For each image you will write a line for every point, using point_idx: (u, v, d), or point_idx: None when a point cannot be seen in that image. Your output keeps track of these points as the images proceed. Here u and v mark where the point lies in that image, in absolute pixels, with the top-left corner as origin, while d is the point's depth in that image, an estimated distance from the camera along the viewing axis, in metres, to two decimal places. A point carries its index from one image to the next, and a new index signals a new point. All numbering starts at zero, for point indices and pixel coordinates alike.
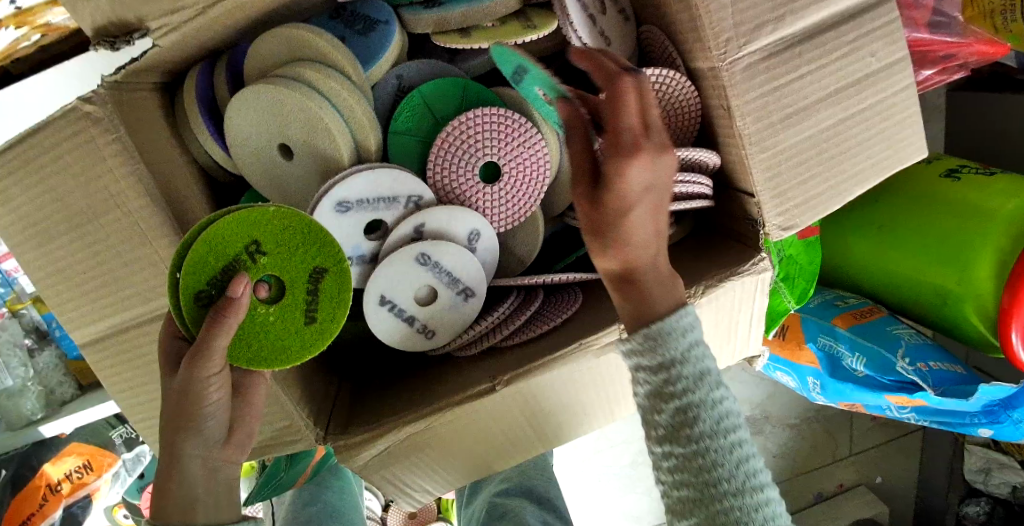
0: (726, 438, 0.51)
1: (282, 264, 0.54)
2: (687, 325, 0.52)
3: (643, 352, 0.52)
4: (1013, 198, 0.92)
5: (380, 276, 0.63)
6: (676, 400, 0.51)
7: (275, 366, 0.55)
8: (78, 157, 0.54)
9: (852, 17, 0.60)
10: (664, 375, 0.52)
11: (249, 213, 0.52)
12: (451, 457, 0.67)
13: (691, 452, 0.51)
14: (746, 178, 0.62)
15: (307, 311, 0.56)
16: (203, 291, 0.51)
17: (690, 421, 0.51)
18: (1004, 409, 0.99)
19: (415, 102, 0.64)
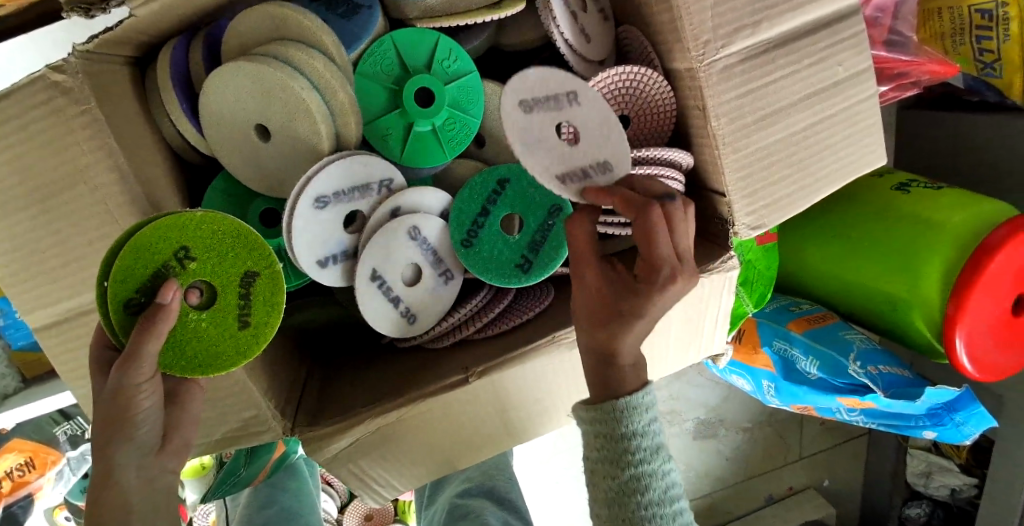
0: (668, 506, 0.58)
1: (213, 269, 0.52)
2: (648, 403, 0.58)
3: (609, 423, 0.58)
4: (959, 210, 0.97)
5: (371, 250, 0.58)
6: (637, 460, 0.57)
7: (209, 372, 0.53)
8: (44, 128, 0.52)
9: (823, 27, 0.64)
10: (624, 446, 0.57)
11: (176, 219, 0.51)
12: (420, 452, 0.67)
13: (638, 518, 0.57)
14: (718, 177, 0.64)
15: (240, 315, 0.54)
16: (134, 298, 0.50)
17: (639, 489, 0.57)
18: (947, 411, 1.05)
19: (387, 47, 0.61)
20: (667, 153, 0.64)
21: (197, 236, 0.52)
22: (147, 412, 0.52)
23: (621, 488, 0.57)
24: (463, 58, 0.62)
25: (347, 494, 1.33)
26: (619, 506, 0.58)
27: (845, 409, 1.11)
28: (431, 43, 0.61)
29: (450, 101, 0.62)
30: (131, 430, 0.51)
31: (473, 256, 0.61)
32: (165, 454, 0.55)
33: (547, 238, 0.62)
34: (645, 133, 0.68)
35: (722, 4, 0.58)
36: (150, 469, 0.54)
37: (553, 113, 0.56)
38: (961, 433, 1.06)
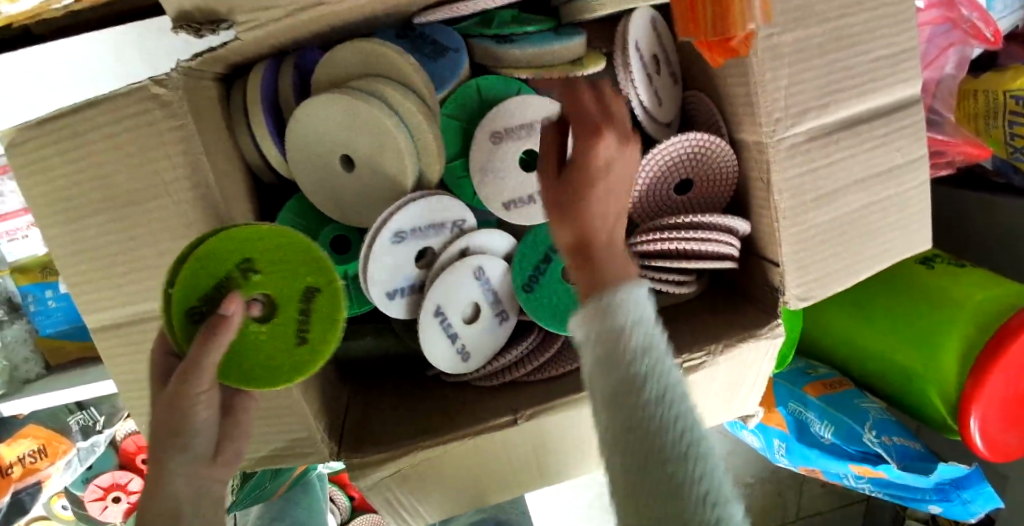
0: (674, 429, 0.40)
1: (274, 282, 0.54)
2: (623, 299, 0.43)
3: (587, 321, 0.43)
4: (981, 290, 0.99)
5: (440, 285, 0.60)
6: (625, 372, 0.41)
7: (264, 385, 0.55)
8: (137, 139, 0.54)
9: (885, 114, 0.66)
10: (607, 345, 0.42)
11: (242, 231, 0.52)
12: (453, 486, 0.67)
13: (633, 444, 0.40)
14: (773, 247, 0.66)
15: (298, 330, 0.55)
16: (196, 307, 0.50)
17: (633, 417, 0.40)
18: (955, 488, 1.06)
19: (470, 91, 0.63)
20: (728, 220, 0.66)
21: (261, 248, 0.53)
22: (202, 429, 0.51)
23: (611, 411, 0.41)
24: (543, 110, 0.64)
25: (349, 512, 1.30)
26: (608, 439, 0.42)
27: (853, 476, 1.11)
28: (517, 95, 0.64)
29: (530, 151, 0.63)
30: (187, 442, 0.49)
31: (531, 302, 0.63)
32: (224, 467, 0.55)
33: None
34: (705, 197, 0.70)
35: (796, 85, 0.61)
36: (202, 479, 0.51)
37: (523, 142, 0.62)
38: (968, 511, 1.07)
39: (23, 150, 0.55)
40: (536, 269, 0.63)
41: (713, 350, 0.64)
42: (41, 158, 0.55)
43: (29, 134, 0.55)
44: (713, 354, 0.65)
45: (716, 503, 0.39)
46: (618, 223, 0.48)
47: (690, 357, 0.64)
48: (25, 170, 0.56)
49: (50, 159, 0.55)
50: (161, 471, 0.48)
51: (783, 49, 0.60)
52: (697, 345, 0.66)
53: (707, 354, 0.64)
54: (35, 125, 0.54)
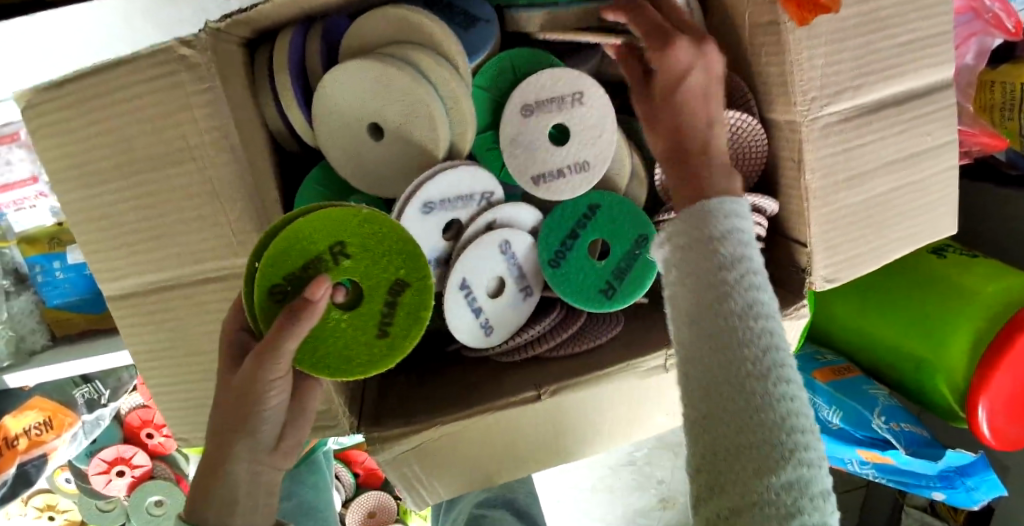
0: (767, 367, 0.44)
1: (364, 270, 0.51)
2: (719, 205, 0.47)
3: (691, 259, 0.47)
4: (994, 281, 0.99)
5: (468, 259, 0.60)
6: (716, 272, 0.46)
7: (338, 376, 0.52)
8: (162, 102, 0.52)
9: (919, 96, 0.65)
10: (712, 283, 0.45)
11: (339, 213, 0.50)
12: (469, 462, 0.67)
13: (729, 379, 0.44)
14: (801, 228, 0.65)
15: (381, 324, 0.53)
16: (280, 286, 0.50)
17: (717, 323, 0.45)
18: (959, 475, 1.06)
19: (502, 63, 0.62)
20: (756, 199, 0.64)
21: (356, 233, 0.51)
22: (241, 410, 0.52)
23: (696, 315, 0.46)
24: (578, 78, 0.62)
25: (352, 489, 1.31)
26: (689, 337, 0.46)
27: (858, 461, 1.12)
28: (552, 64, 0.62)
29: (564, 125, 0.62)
30: (254, 425, 0.52)
31: (557, 278, 0.62)
32: (277, 453, 0.56)
33: (632, 268, 0.62)
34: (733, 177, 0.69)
35: (833, 64, 0.60)
36: (258, 464, 0.54)
37: (552, 115, 0.61)
38: (971, 498, 1.07)
39: (41, 111, 0.53)
40: (563, 246, 0.63)
41: None
42: (59, 120, 0.54)
43: (48, 94, 0.53)
44: None
45: (791, 418, 0.42)
46: (712, 112, 0.53)
47: None
48: (42, 132, 0.54)
49: (70, 121, 0.53)
50: (224, 454, 0.52)
51: (821, 27, 0.58)
52: None
53: None
54: (54, 85, 0.53)
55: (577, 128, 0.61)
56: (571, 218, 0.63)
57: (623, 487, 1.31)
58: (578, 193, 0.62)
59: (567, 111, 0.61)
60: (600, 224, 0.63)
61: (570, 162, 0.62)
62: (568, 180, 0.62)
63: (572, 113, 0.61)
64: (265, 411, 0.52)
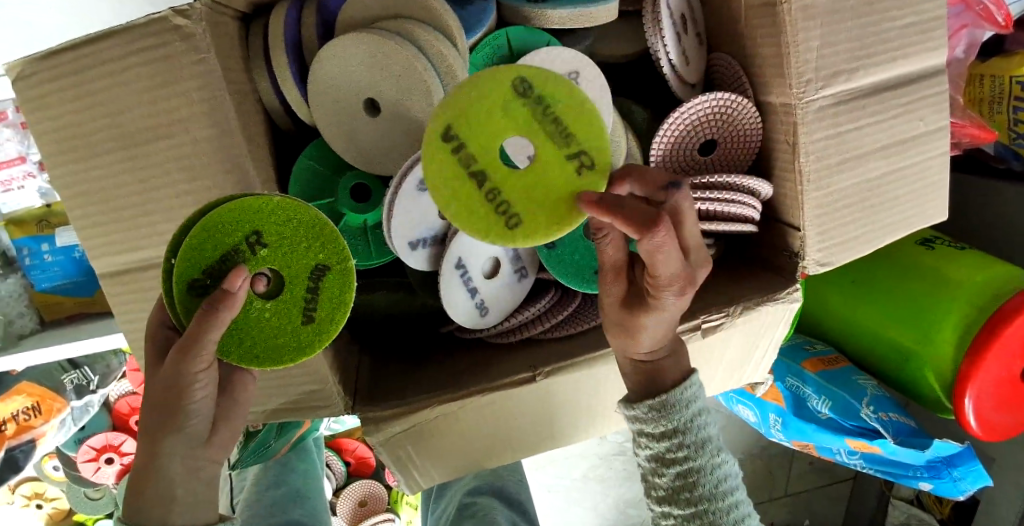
0: (722, 503, 0.56)
1: (283, 257, 0.52)
2: (689, 397, 0.57)
3: (650, 419, 0.57)
4: (982, 272, 1.00)
5: (464, 239, 0.60)
6: (671, 436, 0.57)
7: (266, 365, 0.53)
8: (155, 73, 0.52)
9: (912, 81, 0.65)
10: (668, 443, 0.57)
11: (251, 204, 0.50)
12: (462, 445, 0.66)
13: (690, 513, 0.57)
14: (795, 212, 0.65)
15: (306, 310, 0.54)
16: (198, 280, 0.50)
17: (713, 502, 0.56)
18: (946, 466, 1.07)
19: (499, 41, 0.62)
20: (750, 180, 0.65)
21: (272, 222, 0.52)
22: (199, 403, 0.51)
23: (659, 469, 0.58)
24: (548, 120, 0.46)
25: (343, 478, 1.30)
26: (687, 511, 0.57)
27: (846, 451, 1.13)
28: (504, 106, 0.46)
29: (539, 183, 0.47)
30: (182, 420, 0.50)
31: (552, 260, 0.63)
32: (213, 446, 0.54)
33: None
34: (729, 159, 0.70)
35: (828, 47, 0.60)
36: (195, 458, 0.52)
37: None
38: (957, 488, 1.08)
39: (32, 83, 0.53)
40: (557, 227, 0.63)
41: (732, 311, 0.64)
42: (51, 92, 0.53)
43: (39, 65, 0.52)
44: (732, 316, 0.64)
45: None
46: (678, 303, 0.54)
47: (709, 317, 0.64)
48: (33, 104, 0.54)
49: (60, 93, 0.53)
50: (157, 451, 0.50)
51: (818, 9, 0.59)
52: (715, 307, 0.65)
53: (725, 315, 0.64)
54: (46, 56, 0.52)
55: None
56: None
57: (613, 477, 1.33)
58: None
59: None
60: None
61: None
62: None
63: None
64: (191, 404, 0.51)
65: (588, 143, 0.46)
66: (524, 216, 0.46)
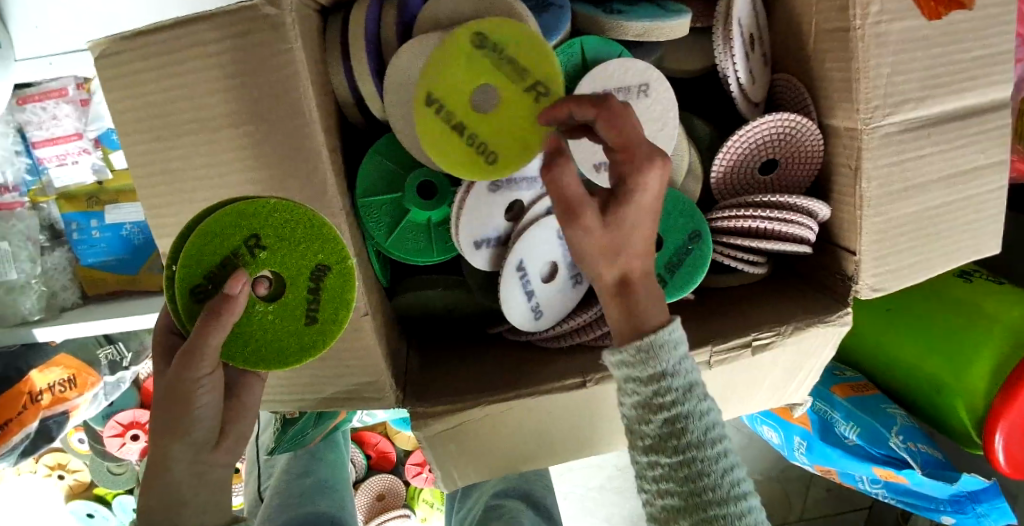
0: (712, 450, 0.51)
1: (282, 259, 0.54)
2: (672, 342, 0.51)
3: (635, 364, 0.51)
4: (1021, 308, 0.99)
5: (525, 241, 0.61)
6: (657, 380, 0.51)
7: (273, 367, 0.55)
8: (241, 60, 0.53)
9: (978, 113, 0.65)
10: (654, 387, 0.51)
11: (247, 207, 0.52)
12: (505, 446, 0.67)
13: (679, 462, 0.51)
14: (851, 236, 0.65)
15: (308, 311, 0.55)
16: (200, 285, 0.52)
17: (699, 452, 0.51)
18: (970, 501, 1.06)
19: (573, 49, 0.62)
20: (809, 201, 0.64)
21: (269, 224, 0.53)
22: (204, 407, 0.54)
23: (643, 415, 0.52)
24: (494, 59, 0.55)
25: (363, 470, 1.30)
26: (673, 463, 0.51)
27: (870, 479, 1.12)
28: (468, 62, 0.55)
29: (504, 118, 0.56)
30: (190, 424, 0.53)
31: None
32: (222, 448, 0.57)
33: (683, 261, 0.63)
34: (789, 179, 0.69)
35: (899, 75, 0.60)
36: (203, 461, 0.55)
37: (619, 104, 0.61)
38: (981, 524, 1.07)
39: (120, 62, 0.54)
40: None
41: (782, 331, 0.64)
42: (137, 72, 0.54)
43: (129, 46, 0.54)
44: (783, 335, 0.64)
45: (734, 485, 0.51)
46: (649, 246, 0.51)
47: (760, 335, 0.64)
48: (116, 83, 0.55)
49: (146, 73, 0.54)
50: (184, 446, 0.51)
51: (891, 36, 0.59)
52: (766, 324, 0.65)
53: (776, 333, 0.64)
54: (137, 37, 0.53)
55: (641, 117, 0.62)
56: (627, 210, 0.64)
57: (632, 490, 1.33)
58: None
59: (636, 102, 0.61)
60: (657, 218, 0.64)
61: None
62: None
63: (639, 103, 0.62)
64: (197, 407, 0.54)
65: (535, 73, 0.55)
66: (498, 151, 0.56)
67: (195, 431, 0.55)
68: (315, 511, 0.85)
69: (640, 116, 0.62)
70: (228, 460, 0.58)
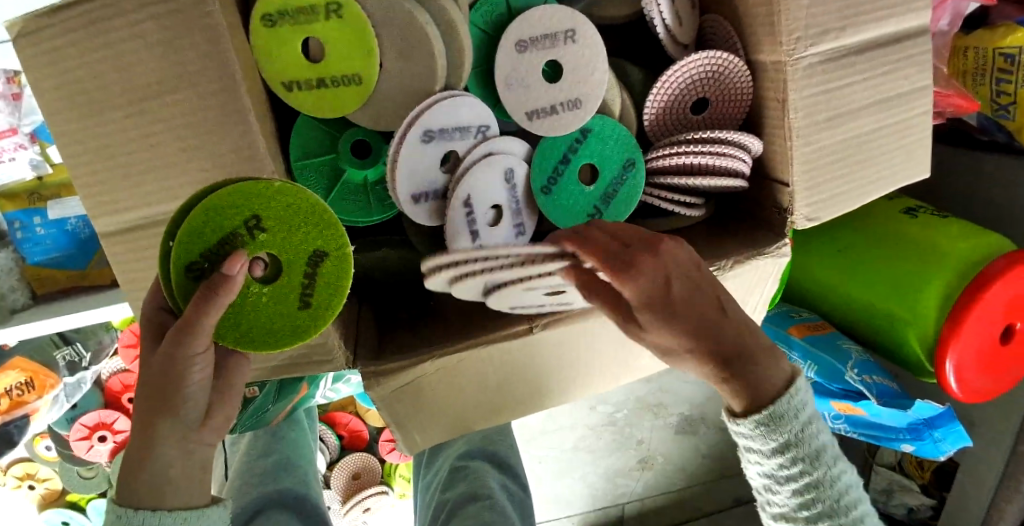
0: (837, 491, 0.56)
1: (282, 243, 0.53)
2: (799, 403, 0.55)
3: (761, 433, 0.55)
4: (963, 239, 1.01)
5: (474, 175, 0.64)
6: (787, 441, 0.55)
7: (261, 348, 0.55)
8: (160, 27, 0.52)
9: (898, 41, 0.67)
10: (784, 449, 0.55)
11: (251, 188, 0.51)
12: (464, 404, 0.68)
13: (806, 484, 0.56)
14: (784, 168, 0.67)
15: (303, 295, 0.55)
16: (197, 263, 0.51)
17: (791, 422, 0.55)
18: (928, 427, 1.08)
19: (498, 0, 0.65)
20: (740, 136, 0.66)
21: (272, 207, 0.52)
22: None
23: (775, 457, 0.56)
24: (295, 22, 0.55)
25: (338, 451, 1.31)
26: (774, 445, 0.55)
27: (832, 414, 1.16)
28: (278, 37, 0.56)
29: (338, 54, 0.57)
30: None
31: (551, 201, 0.67)
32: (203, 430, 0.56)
33: (618, 194, 0.68)
34: (720, 117, 0.71)
35: (817, 6, 0.61)
36: (190, 440, 0.55)
37: (546, 52, 0.64)
38: (939, 449, 1.09)
39: (37, 37, 0.53)
40: (555, 171, 0.67)
41: (724, 265, 0.66)
42: (54, 47, 0.53)
43: (45, 20, 0.53)
44: (724, 270, 0.66)
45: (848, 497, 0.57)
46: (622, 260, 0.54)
47: None
48: (35, 60, 0.54)
49: (65, 49, 0.53)
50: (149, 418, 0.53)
51: None
52: (707, 261, 0.67)
53: (717, 268, 0.66)
54: (52, 11, 0.52)
55: (570, 63, 0.65)
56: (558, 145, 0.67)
57: (603, 448, 1.36)
58: (571, 130, 0.66)
59: (561, 47, 0.64)
60: (587, 150, 0.68)
61: (561, 98, 0.65)
62: (560, 116, 0.66)
63: (566, 49, 0.65)
64: None
65: (316, 1, 0.55)
66: (360, 74, 0.58)
67: (171, 418, 0.53)
68: (277, 489, 0.87)
69: (568, 63, 0.65)
70: (205, 446, 0.56)
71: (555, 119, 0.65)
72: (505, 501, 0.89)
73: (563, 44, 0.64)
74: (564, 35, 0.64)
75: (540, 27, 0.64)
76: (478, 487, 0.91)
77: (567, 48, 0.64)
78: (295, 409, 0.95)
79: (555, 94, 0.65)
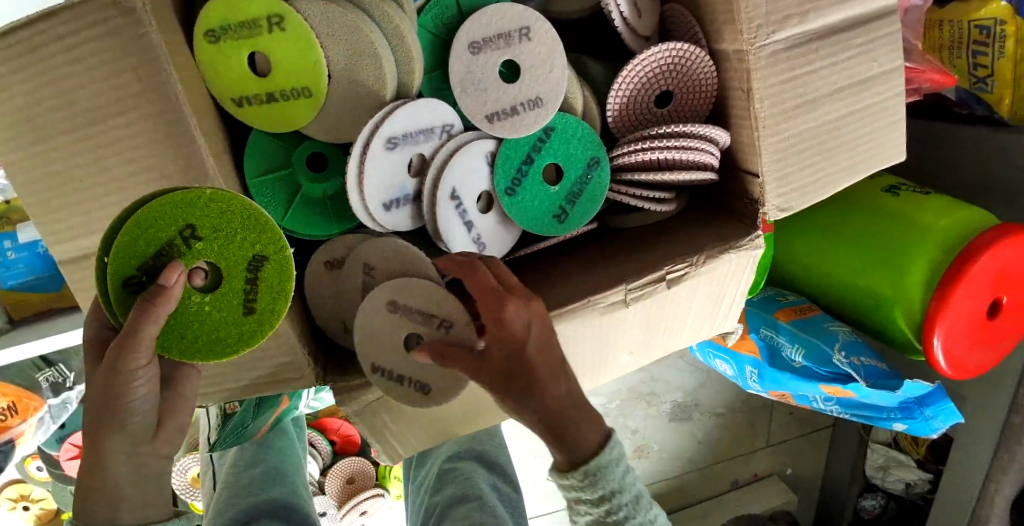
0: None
1: (218, 250, 0.53)
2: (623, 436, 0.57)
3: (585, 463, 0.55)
4: (947, 215, 1.00)
5: (452, 168, 0.64)
6: (599, 476, 0.56)
7: (209, 358, 0.54)
8: (98, 51, 0.51)
9: (863, 23, 0.65)
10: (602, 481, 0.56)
11: (182, 196, 0.51)
12: (426, 417, 0.66)
13: (609, 518, 0.57)
14: (754, 158, 0.66)
15: (245, 301, 0.55)
16: (134, 277, 0.51)
17: (604, 479, 0.56)
18: (918, 406, 1.08)
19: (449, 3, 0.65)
20: (706, 129, 0.65)
21: (205, 215, 0.52)
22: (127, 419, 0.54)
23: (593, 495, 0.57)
24: (236, 36, 0.54)
25: (330, 456, 1.30)
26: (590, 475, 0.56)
27: (822, 398, 1.13)
28: (223, 53, 0.55)
29: (282, 66, 0.56)
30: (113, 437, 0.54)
31: (517, 205, 0.67)
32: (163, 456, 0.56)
33: (582, 193, 0.67)
34: (686, 110, 0.70)
35: None
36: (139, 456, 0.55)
37: (502, 51, 0.64)
38: (930, 426, 1.09)
39: None
40: (518, 173, 0.67)
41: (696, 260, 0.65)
42: None
43: None
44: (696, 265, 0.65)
45: None
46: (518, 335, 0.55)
47: (674, 268, 0.64)
48: None
49: (1, 76, 0.52)
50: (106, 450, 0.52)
51: None
52: (680, 256, 0.66)
53: (689, 265, 0.65)
54: None
55: (529, 62, 0.64)
56: (520, 146, 0.66)
57: None
58: (535, 130, 0.65)
59: (518, 45, 0.63)
60: (551, 146, 0.67)
61: (524, 97, 0.64)
62: (522, 116, 0.64)
63: (523, 47, 0.63)
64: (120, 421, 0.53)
65: (257, 14, 0.54)
66: (308, 86, 0.57)
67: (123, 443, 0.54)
68: (265, 500, 0.87)
69: (527, 61, 0.64)
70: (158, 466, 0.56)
71: (513, 120, 0.64)
72: (494, 500, 0.89)
73: (518, 43, 0.63)
74: (518, 32, 0.63)
75: (493, 27, 0.63)
76: (467, 488, 0.90)
77: (523, 45, 0.63)
78: (281, 420, 0.94)
79: (512, 95, 0.64)
